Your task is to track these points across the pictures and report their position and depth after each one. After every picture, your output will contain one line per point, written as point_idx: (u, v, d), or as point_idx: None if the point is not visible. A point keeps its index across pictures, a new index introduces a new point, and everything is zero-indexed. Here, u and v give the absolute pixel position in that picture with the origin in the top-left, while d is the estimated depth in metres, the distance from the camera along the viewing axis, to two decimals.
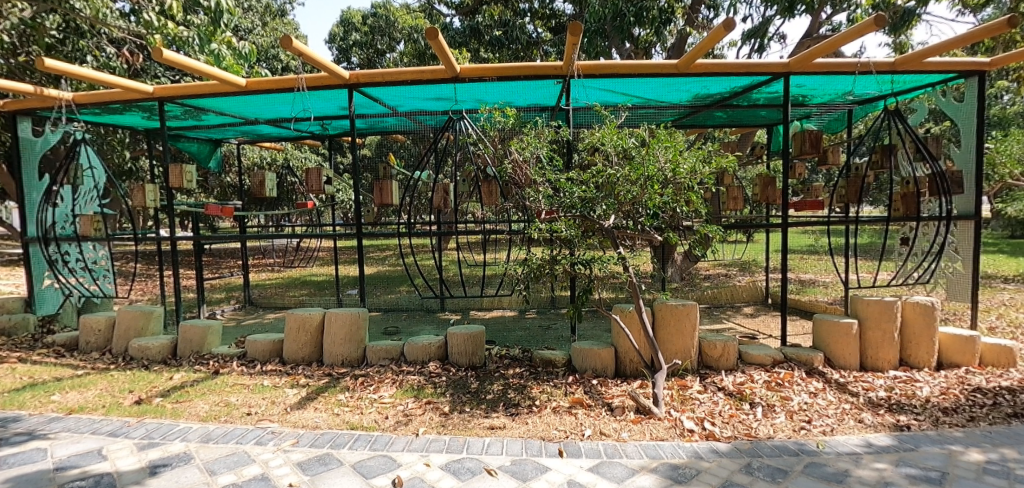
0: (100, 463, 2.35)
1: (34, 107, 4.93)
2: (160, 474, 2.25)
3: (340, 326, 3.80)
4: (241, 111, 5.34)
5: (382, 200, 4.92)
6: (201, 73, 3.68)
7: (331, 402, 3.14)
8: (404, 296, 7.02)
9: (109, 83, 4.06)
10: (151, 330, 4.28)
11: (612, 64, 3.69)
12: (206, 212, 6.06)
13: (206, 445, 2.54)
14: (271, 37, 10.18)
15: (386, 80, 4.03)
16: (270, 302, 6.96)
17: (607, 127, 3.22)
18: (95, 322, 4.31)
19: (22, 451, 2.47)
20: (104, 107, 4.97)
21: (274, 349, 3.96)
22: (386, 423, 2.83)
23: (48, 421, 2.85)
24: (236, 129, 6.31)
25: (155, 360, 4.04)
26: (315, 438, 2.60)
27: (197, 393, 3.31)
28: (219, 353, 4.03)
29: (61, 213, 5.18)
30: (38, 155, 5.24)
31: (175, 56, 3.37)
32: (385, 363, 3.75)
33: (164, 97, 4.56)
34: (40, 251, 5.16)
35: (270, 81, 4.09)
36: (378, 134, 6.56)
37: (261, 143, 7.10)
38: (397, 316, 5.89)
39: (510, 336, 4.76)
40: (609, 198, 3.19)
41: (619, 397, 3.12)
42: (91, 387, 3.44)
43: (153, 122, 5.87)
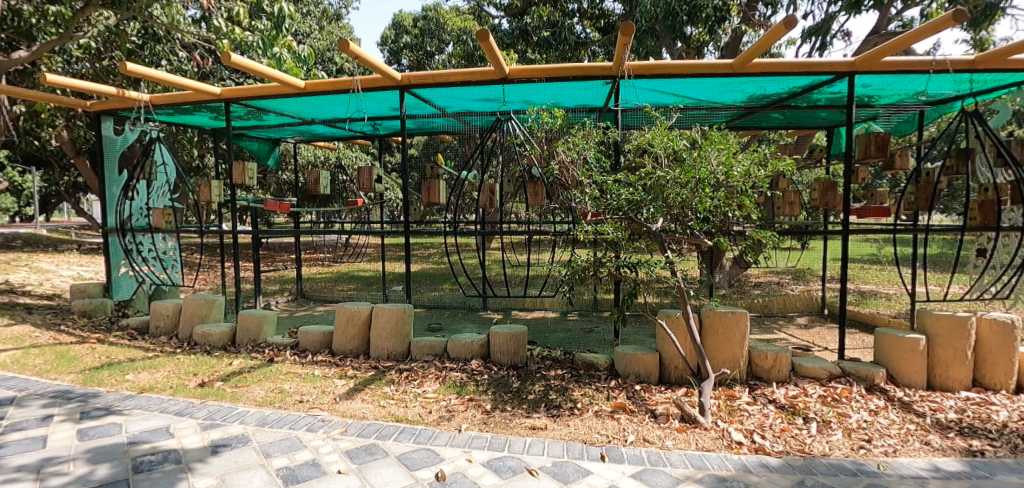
0: (168, 440, 2.52)
1: (116, 108, 5.33)
2: (222, 454, 2.39)
3: (386, 321, 3.91)
4: (299, 112, 5.59)
5: (429, 198, 5.03)
6: (263, 75, 3.87)
7: (377, 394, 3.24)
8: (448, 294, 7.15)
9: (181, 85, 4.33)
10: (213, 318, 4.55)
11: (663, 64, 3.61)
12: (266, 208, 6.40)
13: (263, 429, 2.67)
14: (327, 41, 10.57)
15: (436, 81, 4.11)
16: (321, 295, 7.25)
17: (657, 128, 3.14)
18: (164, 308, 4.63)
19: (101, 424, 2.68)
20: (177, 107, 5.32)
21: (324, 341, 4.12)
22: (430, 417, 2.89)
23: (123, 398, 3.08)
24: (294, 129, 6.60)
25: (216, 347, 4.28)
26: (362, 428, 2.69)
27: (254, 379, 3.49)
28: (273, 342, 4.24)
29: (137, 206, 5.59)
30: (118, 152, 5.67)
31: (241, 60, 3.58)
32: (429, 359, 3.83)
33: (230, 98, 4.82)
34: (117, 242, 5.59)
35: (326, 83, 4.25)
36: (426, 134, 6.70)
37: (316, 142, 7.40)
38: (440, 312, 6.00)
39: (551, 337, 4.75)
40: (658, 201, 3.12)
41: (663, 404, 3.06)
42: (160, 369, 3.69)
43: (219, 122, 6.22)
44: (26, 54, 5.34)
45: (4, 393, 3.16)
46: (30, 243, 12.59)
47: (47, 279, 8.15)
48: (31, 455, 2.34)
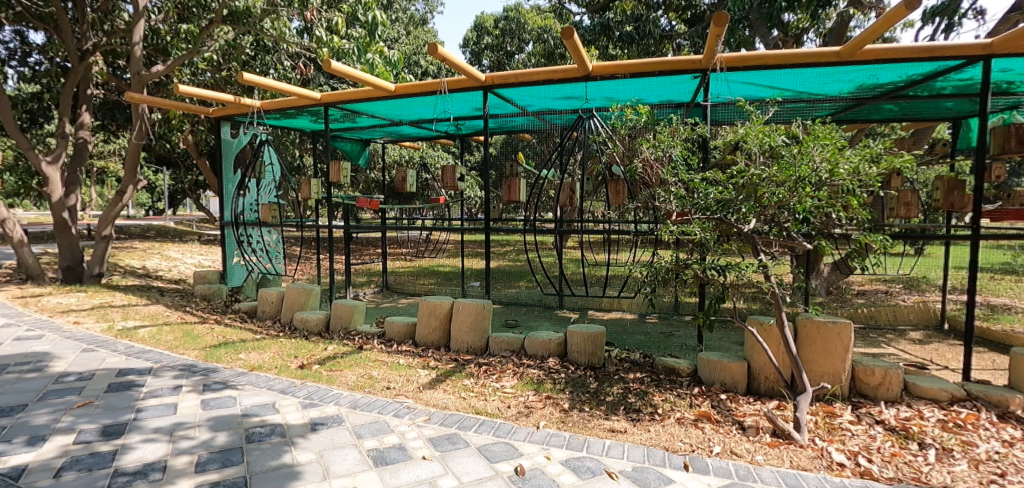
0: (274, 415, 2.78)
1: (233, 113, 5.92)
2: (320, 431, 2.59)
3: (466, 316, 4.03)
4: (389, 114, 5.89)
5: (509, 197, 5.10)
6: (359, 80, 4.12)
7: (458, 385, 3.35)
8: (524, 291, 7.21)
9: (288, 91, 4.73)
10: (310, 306, 4.93)
11: (760, 55, 3.39)
12: (358, 205, 6.84)
13: (355, 411, 2.86)
14: (413, 45, 11.03)
15: (520, 81, 4.16)
16: (404, 288, 7.61)
17: (753, 123, 2.95)
18: (269, 295, 5.10)
19: (220, 397, 3.01)
20: (283, 112, 5.81)
21: (408, 332, 4.33)
22: (508, 412, 2.93)
23: (237, 374, 3.43)
24: (383, 130, 6.96)
25: (313, 332, 4.64)
26: (444, 418, 2.80)
27: (346, 364, 3.74)
28: (363, 331, 4.52)
29: (248, 202, 6.17)
30: (233, 153, 6.30)
31: (341, 66, 3.86)
32: (506, 355, 3.89)
33: (328, 102, 5.19)
34: (231, 234, 6.22)
35: (415, 86, 4.44)
36: (507, 133, 6.80)
37: (403, 142, 7.77)
38: (517, 309, 6.07)
39: (629, 340, 4.64)
40: (750, 201, 2.94)
41: (752, 416, 2.88)
42: (267, 350, 4.06)
43: (317, 125, 6.71)
44: (162, 68, 6.08)
45: (143, 363, 3.64)
46: (161, 234, 14.37)
47: (174, 265, 9.26)
48: (165, 420, 2.68)
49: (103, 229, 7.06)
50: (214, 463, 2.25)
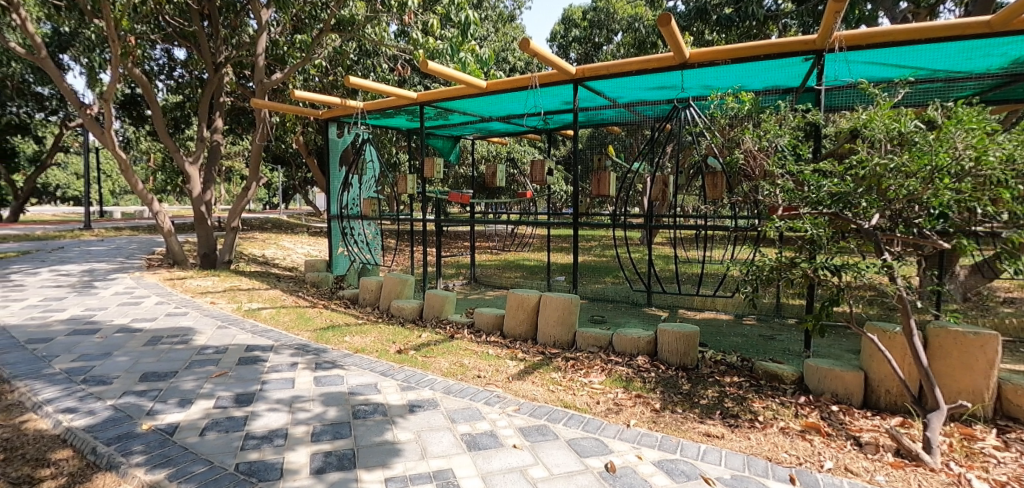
0: (377, 395, 2.99)
1: (339, 115, 6.40)
2: (417, 413, 2.75)
3: (554, 309, 4.04)
4: (480, 110, 6.04)
5: (599, 191, 5.02)
6: (453, 79, 4.28)
7: (545, 378, 3.38)
8: (611, 287, 7.08)
9: (388, 92, 5.01)
10: (405, 295, 5.22)
11: (886, 31, 3.03)
12: (450, 199, 7.11)
13: (448, 396, 3.00)
14: (502, 42, 11.19)
15: (612, 72, 4.07)
16: (491, 281, 7.79)
17: (878, 107, 2.64)
18: (369, 283, 5.47)
19: (329, 375, 3.30)
20: (383, 112, 6.17)
21: (496, 323, 4.44)
22: (597, 408, 2.91)
23: (343, 355, 3.73)
24: (474, 126, 7.15)
25: (408, 320, 4.91)
26: (533, 409, 2.84)
27: (439, 351, 3.92)
28: (454, 320, 4.71)
29: (351, 197, 6.64)
30: (339, 151, 6.78)
31: (438, 67, 4.05)
32: (593, 350, 3.86)
33: (424, 101, 5.42)
34: (338, 226, 6.73)
35: (506, 82, 4.51)
36: (595, 126, 6.69)
37: (492, 137, 7.93)
38: (603, 305, 5.97)
39: (724, 341, 4.40)
40: (873, 194, 2.64)
41: (869, 432, 2.61)
42: (368, 335, 4.37)
43: (413, 123, 7.05)
44: (280, 76, 6.72)
45: (265, 341, 4.07)
46: (276, 226, 15.96)
47: (288, 255, 10.25)
48: (285, 392, 2.98)
49: (231, 221, 7.94)
50: (326, 435, 2.47)
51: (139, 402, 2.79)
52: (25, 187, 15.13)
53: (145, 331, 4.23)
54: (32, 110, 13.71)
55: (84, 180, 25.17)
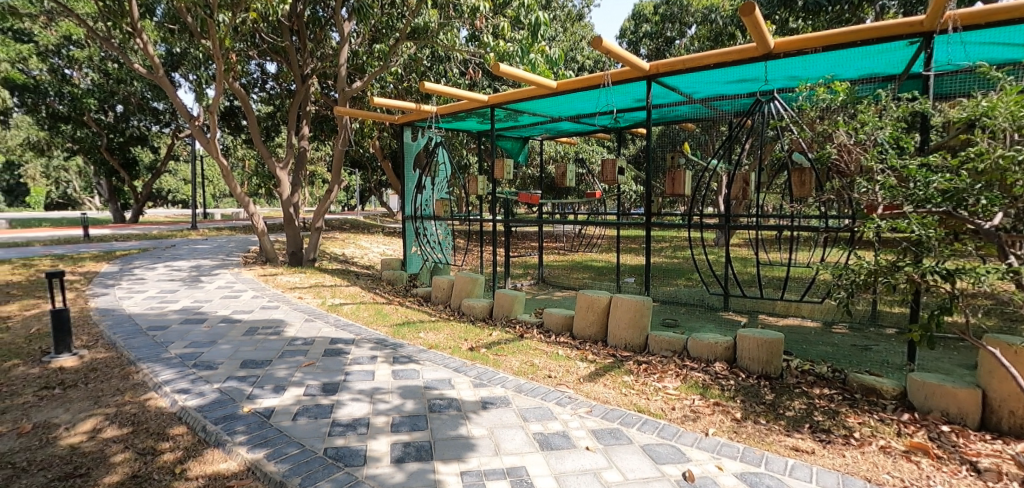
0: (451, 390, 3.08)
1: (414, 120, 6.64)
2: (490, 410, 2.80)
3: (625, 311, 3.96)
4: (550, 111, 6.03)
5: (673, 190, 4.84)
6: (524, 80, 4.32)
7: (618, 381, 3.32)
8: (684, 290, 6.82)
9: (461, 95, 5.14)
10: (476, 294, 5.33)
11: (1012, 7, 2.69)
12: (520, 200, 7.14)
13: (520, 395, 3.03)
14: (570, 41, 11.12)
15: (688, 67, 3.91)
16: (559, 282, 7.76)
17: (1001, 93, 2.35)
18: (442, 282, 5.64)
19: (407, 368, 3.44)
20: (455, 115, 6.33)
21: (565, 324, 4.42)
22: (673, 414, 2.82)
23: (419, 351, 3.88)
24: (543, 127, 7.16)
25: (478, 318, 5.02)
26: (606, 412, 2.81)
27: (510, 350, 3.97)
28: (523, 320, 4.74)
29: (424, 198, 6.82)
30: (413, 154, 6.97)
31: (509, 69, 4.12)
32: (667, 355, 3.73)
33: (495, 103, 5.50)
34: (411, 227, 6.97)
35: (577, 81, 4.47)
36: (669, 123, 6.47)
37: (561, 137, 7.90)
38: (676, 307, 5.75)
39: (811, 350, 4.09)
40: (994, 190, 2.35)
41: (988, 457, 2.33)
42: (441, 331, 4.50)
43: (484, 125, 7.18)
44: (360, 84, 7.10)
45: (348, 335, 4.32)
46: (354, 227, 16.88)
47: (365, 254, 10.79)
48: (367, 383, 3.15)
49: (316, 221, 8.48)
50: (405, 426, 2.58)
51: (240, 386, 3.06)
52: (144, 192, 17.05)
53: (243, 322, 4.63)
54: (150, 124, 15.42)
55: (190, 185, 27.94)
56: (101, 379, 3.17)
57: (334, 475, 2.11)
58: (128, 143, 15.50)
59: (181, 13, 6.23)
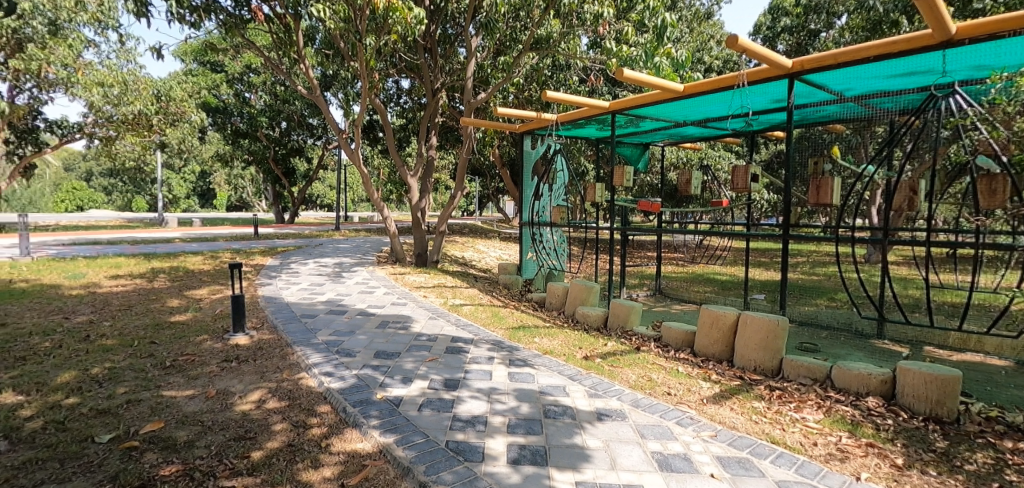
0: (565, 397, 3.07)
1: (534, 128, 6.77)
2: (605, 422, 2.74)
3: (755, 331, 3.63)
4: (674, 115, 5.77)
5: (818, 199, 4.33)
6: (649, 84, 4.19)
7: (746, 406, 3.05)
8: (826, 311, 6.07)
9: (583, 102, 5.12)
10: (590, 302, 5.26)
11: None
12: (640, 208, 6.88)
13: (637, 410, 2.92)
14: (698, 42, 10.54)
15: (841, 62, 3.49)
16: (678, 294, 7.37)
17: None
18: (556, 289, 5.66)
19: (522, 372, 3.50)
20: (575, 122, 6.33)
21: (686, 339, 4.18)
22: (814, 450, 2.51)
23: (534, 355, 3.93)
24: (666, 132, 6.87)
25: (592, 327, 4.95)
26: (732, 438, 2.60)
27: (626, 362, 3.84)
28: (639, 332, 4.57)
29: (541, 204, 6.91)
30: (532, 162, 7.10)
31: (633, 74, 4.03)
32: (806, 383, 3.34)
33: (616, 110, 5.40)
34: (528, 232, 7.12)
35: (707, 83, 4.22)
36: (812, 125, 5.83)
37: (686, 143, 7.51)
38: (816, 331, 5.13)
39: (1000, 394, 3.38)
40: None
41: None
42: (556, 338, 4.51)
43: (603, 132, 7.08)
44: (485, 95, 7.42)
45: (467, 334, 4.52)
46: (472, 231, 17.68)
47: (483, 257, 11.26)
48: (485, 383, 3.27)
49: (440, 226, 9.03)
50: (520, 428, 2.63)
51: (374, 375, 3.36)
52: (299, 197, 19.54)
53: (377, 316, 5.08)
54: (307, 137, 17.67)
55: (335, 191, 31.44)
56: (265, 357, 3.68)
57: (454, 467, 2.22)
58: (290, 154, 17.91)
59: (335, 40, 7.06)
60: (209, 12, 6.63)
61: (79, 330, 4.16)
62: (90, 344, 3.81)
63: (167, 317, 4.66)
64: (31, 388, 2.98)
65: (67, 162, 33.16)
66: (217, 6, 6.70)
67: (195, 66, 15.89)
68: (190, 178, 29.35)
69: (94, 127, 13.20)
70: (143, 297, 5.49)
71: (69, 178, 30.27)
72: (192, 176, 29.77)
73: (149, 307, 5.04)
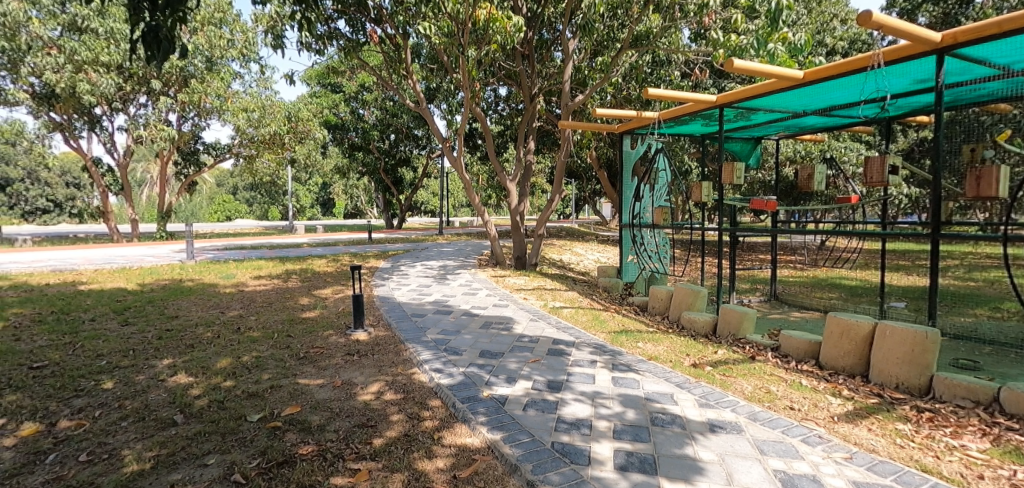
0: (674, 405, 2.94)
1: (633, 127, 6.57)
2: (719, 434, 2.58)
3: (896, 344, 3.20)
4: (792, 105, 5.29)
5: (978, 192, 3.70)
6: (762, 74, 3.89)
7: (888, 428, 2.70)
8: (988, 322, 5.18)
9: (688, 97, 4.87)
10: (697, 307, 5.00)
11: None
12: (753, 206, 6.34)
13: (754, 423, 2.72)
14: (818, 23, 9.54)
15: (1008, 31, 2.98)
16: (798, 300, 6.74)
17: None
18: (659, 292, 5.46)
19: (626, 377, 3.42)
20: (678, 119, 6.05)
21: (810, 350, 3.81)
22: (979, 484, 2.16)
23: (638, 360, 3.82)
24: (782, 124, 6.31)
25: (700, 333, 4.68)
26: (872, 463, 2.32)
27: (739, 372, 3.59)
28: (754, 340, 4.25)
29: (642, 205, 6.70)
30: (632, 162, 6.89)
31: (744, 64, 3.77)
32: (964, 405, 2.88)
33: (724, 103, 5.07)
34: (628, 234, 6.94)
35: (832, 68, 3.82)
36: (968, 106, 5.01)
37: (805, 134, 6.84)
38: (975, 345, 4.40)
39: None
40: None
41: None
42: (661, 343, 4.34)
43: (709, 127, 6.68)
44: (582, 97, 7.36)
45: (569, 337, 4.51)
46: (570, 234, 17.62)
47: (581, 260, 11.19)
48: (588, 386, 3.24)
49: (538, 229, 9.12)
50: (627, 435, 2.56)
51: (480, 373, 3.48)
52: (406, 203, 20.81)
53: (480, 316, 5.26)
54: (413, 148, 18.81)
55: (438, 197, 33.13)
56: (382, 352, 3.98)
57: (561, 468, 2.22)
58: (398, 164, 19.18)
59: (439, 54, 7.45)
60: (331, 39, 7.35)
61: (232, 323, 4.81)
62: (241, 335, 4.38)
63: (299, 314, 5.22)
64: (198, 370, 3.50)
65: (219, 178, 38.44)
66: (338, 32, 7.40)
67: (318, 88, 17.65)
68: (314, 190, 32.58)
69: (239, 147, 15.18)
70: (281, 295, 6.22)
71: (220, 192, 35.07)
72: (316, 187, 33.10)
73: (285, 304, 5.69)
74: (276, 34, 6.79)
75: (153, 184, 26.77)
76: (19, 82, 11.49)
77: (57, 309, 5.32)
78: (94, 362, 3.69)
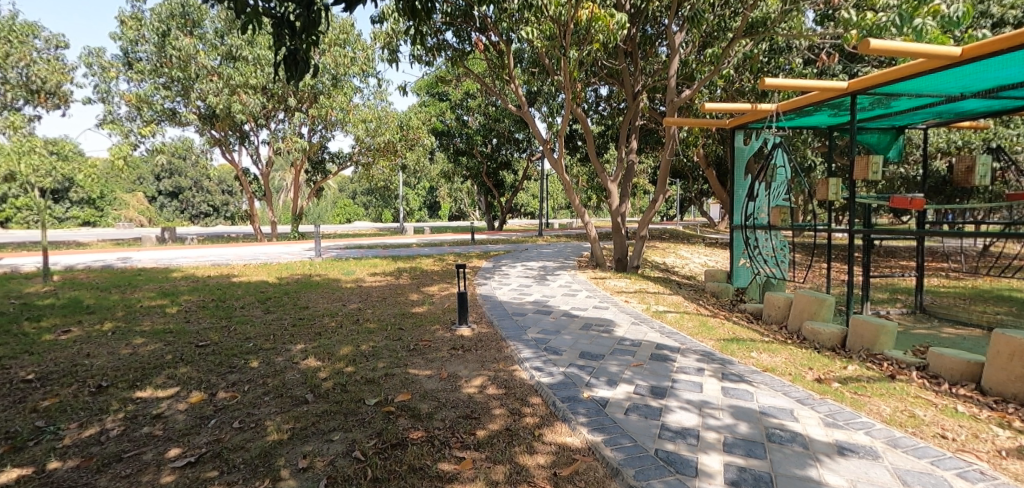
0: (794, 422, 2.69)
1: (748, 121, 6.10)
2: (849, 457, 2.31)
3: None
4: (945, 87, 4.56)
5: None
6: (909, 54, 3.44)
7: None
8: None
9: (812, 85, 4.40)
10: (821, 317, 4.52)
11: None
12: (895, 203, 5.53)
13: (894, 450, 2.40)
14: None
15: None
16: (952, 314, 5.81)
17: None
18: (776, 299, 5.04)
19: (738, 388, 3.19)
20: (801, 110, 5.50)
21: (969, 372, 3.27)
22: None
23: (751, 371, 3.55)
24: (932, 110, 5.47)
25: (825, 346, 4.23)
26: None
27: (875, 391, 3.18)
28: (894, 357, 3.75)
29: (757, 206, 6.20)
30: (746, 159, 6.42)
31: (885, 44, 3.38)
32: None
33: (857, 90, 4.52)
34: (740, 236, 6.57)
35: (999, 41, 3.24)
36: None
37: (961, 120, 5.88)
38: None
39: None
40: None
41: None
42: (779, 355, 3.98)
43: (839, 117, 5.99)
44: (689, 93, 7.03)
45: (673, 342, 4.32)
46: (675, 235, 16.83)
47: (686, 264, 10.65)
48: (694, 395, 3.07)
49: (641, 230, 8.82)
50: (739, 449, 2.39)
51: (580, 373, 3.46)
52: (507, 205, 21.29)
53: (580, 318, 5.22)
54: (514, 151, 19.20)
55: (538, 199, 33.43)
56: (485, 348, 4.11)
57: (666, 477, 2.14)
58: (499, 168, 19.67)
59: (541, 57, 7.53)
60: (440, 50, 7.77)
61: (353, 315, 5.27)
62: (361, 326, 4.79)
63: (410, 308, 5.58)
64: (325, 355, 3.89)
65: (341, 184, 42.19)
66: (446, 44, 7.81)
67: (428, 97, 18.71)
68: (421, 193, 34.67)
69: (359, 155, 16.59)
70: (393, 291, 6.68)
71: (341, 196, 38.53)
72: (423, 191, 35.05)
73: (397, 299, 6.11)
74: (391, 49, 7.35)
75: (287, 191, 30.10)
76: (188, 105, 13.59)
77: (216, 298, 6.21)
78: (244, 344, 4.26)
